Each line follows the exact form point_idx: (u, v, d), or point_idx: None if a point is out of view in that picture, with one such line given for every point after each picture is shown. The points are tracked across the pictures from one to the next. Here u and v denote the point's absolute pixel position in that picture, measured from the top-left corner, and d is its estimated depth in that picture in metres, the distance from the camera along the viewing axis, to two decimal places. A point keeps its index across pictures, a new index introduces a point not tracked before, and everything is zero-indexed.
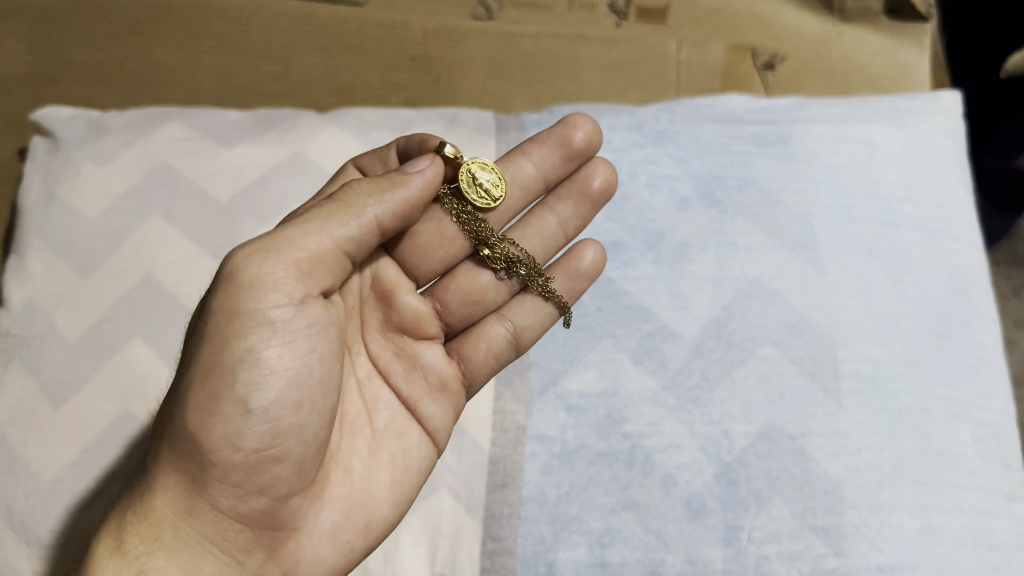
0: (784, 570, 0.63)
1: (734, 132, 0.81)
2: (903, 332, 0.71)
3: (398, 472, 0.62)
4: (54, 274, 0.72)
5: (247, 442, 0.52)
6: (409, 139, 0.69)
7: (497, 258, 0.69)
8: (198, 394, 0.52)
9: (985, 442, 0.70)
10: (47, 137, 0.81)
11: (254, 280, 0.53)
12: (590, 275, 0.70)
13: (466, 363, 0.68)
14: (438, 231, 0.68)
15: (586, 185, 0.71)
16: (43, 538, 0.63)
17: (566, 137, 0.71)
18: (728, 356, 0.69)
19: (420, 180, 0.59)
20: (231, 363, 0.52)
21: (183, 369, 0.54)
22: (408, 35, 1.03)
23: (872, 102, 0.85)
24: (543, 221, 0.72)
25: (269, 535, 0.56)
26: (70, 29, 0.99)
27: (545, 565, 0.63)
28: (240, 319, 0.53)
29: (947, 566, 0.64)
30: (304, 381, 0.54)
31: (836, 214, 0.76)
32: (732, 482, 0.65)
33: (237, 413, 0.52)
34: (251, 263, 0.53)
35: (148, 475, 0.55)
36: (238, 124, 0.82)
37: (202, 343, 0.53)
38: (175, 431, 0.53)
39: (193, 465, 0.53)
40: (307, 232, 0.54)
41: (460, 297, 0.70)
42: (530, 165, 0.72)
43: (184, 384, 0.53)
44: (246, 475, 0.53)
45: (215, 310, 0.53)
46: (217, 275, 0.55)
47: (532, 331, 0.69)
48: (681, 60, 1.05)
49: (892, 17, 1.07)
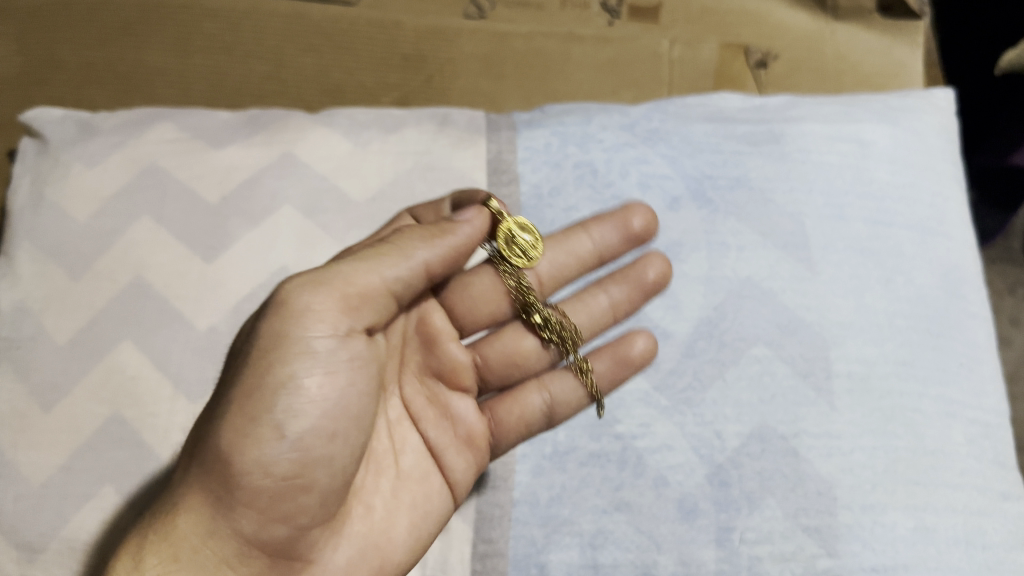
0: (776, 570, 0.63)
1: (726, 131, 0.80)
2: (896, 332, 0.71)
3: (417, 516, 0.64)
4: (43, 277, 0.72)
5: (276, 469, 0.54)
6: (460, 190, 0.70)
7: (545, 326, 0.73)
8: (236, 415, 0.54)
9: (978, 441, 0.69)
10: (36, 139, 0.81)
11: (304, 309, 0.55)
12: (636, 364, 0.69)
13: (497, 422, 0.70)
14: (492, 287, 0.72)
15: (641, 274, 0.73)
16: (32, 542, 0.62)
17: (626, 220, 0.74)
18: (719, 356, 0.69)
19: (467, 232, 0.62)
20: (272, 387, 0.55)
21: (222, 391, 0.56)
22: (399, 34, 1.02)
23: (864, 101, 0.85)
24: (595, 299, 0.76)
25: (285, 564, 0.57)
26: (60, 30, 0.98)
27: (536, 567, 0.62)
28: (285, 346, 0.55)
29: (940, 566, 0.64)
30: (341, 414, 0.57)
31: (829, 213, 0.75)
32: (724, 483, 0.65)
33: (272, 437, 0.54)
34: (303, 292, 0.56)
35: (173, 493, 0.55)
36: (228, 124, 0.81)
37: (246, 366, 0.55)
38: (208, 450, 0.54)
39: (220, 486, 0.54)
40: (358, 269, 0.57)
41: (501, 357, 0.74)
42: (592, 243, 0.76)
43: (222, 404, 0.55)
44: (271, 501, 0.55)
45: (263, 333, 0.56)
46: (267, 300, 0.57)
47: (567, 408, 0.69)
48: (674, 59, 1.04)
49: (886, 15, 1.06)
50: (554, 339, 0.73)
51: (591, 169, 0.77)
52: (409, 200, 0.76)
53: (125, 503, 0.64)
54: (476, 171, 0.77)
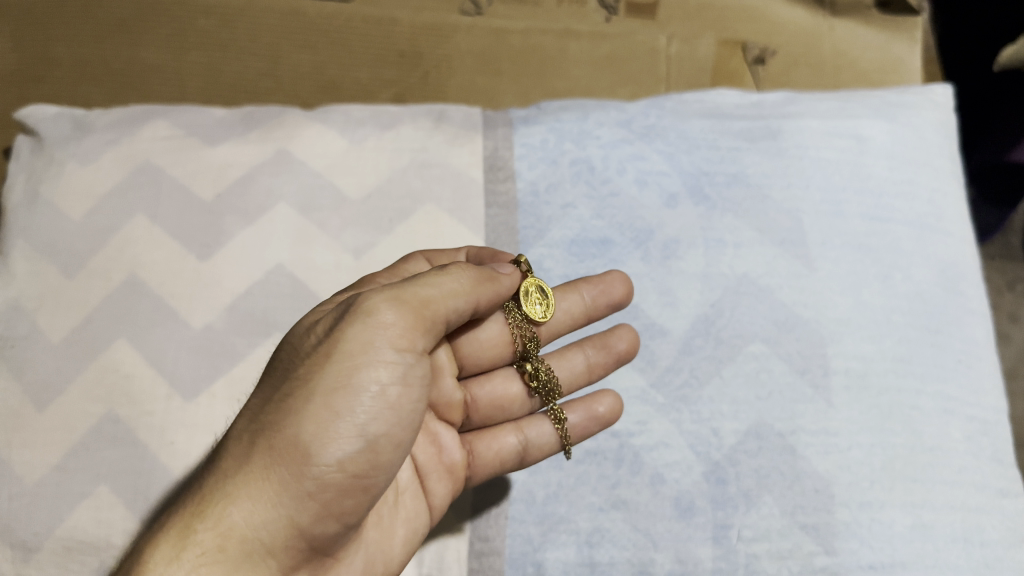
0: (773, 568, 0.63)
1: (723, 127, 0.80)
2: (893, 328, 0.71)
3: (415, 529, 0.62)
4: (38, 275, 0.71)
5: (344, 472, 0.52)
6: (480, 248, 0.68)
7: (533, 376, 0.68)
8: (315, 413, 0.51)
9: (976, 438, 0.69)
10: (31, 137, 0.80)
11: (389, 322, 0.53)
12: (603, 421, 0.65)
13: (474, 456, 0.66)
14: (496, 332, 0.69)
15: (613, 342, 0.68)
16: (26, 541, 0.62)
17: (609, 289, 0.68)
18: (716, 354, 0.69)
19: (512, 281, 0.62)
20: (353, 393, 0.52)
21: (292, 383, 0.53)
22: (396, 31, 1.01)
23: (862, 96, 0.84)
24: (572, 356, 0.69)
25: (317, 559, 0.56)
26: (55, 27, 0.98)
27: (533, 565, 0.62)
28: (369, 353, 0.52)
29: (938, 564, 0.63)
30: (411, 424, 0.55)
31: (826, 209, 0.75)
32: (721, 481, 0.64)
33: (347, 441, 0.52)
34: (390, 304, 0.53)
35: (223, 480, 0.52)
36: (223, 121, 0.81)
37: (325, 364, 0.52)
38: (280, 441, 0.51)
39: (286, 478, 0.51)
40: (437, 292, 0.55)
41: (490, 398, 0.69)
42: (582, 301, 0.68)
43: (295, 398, 0.52)
44: (335, 497, 0.53)
45: (347, 337, 0.52)
46: (348, 303, 0.54)
47: (542, 450, 0.66)
48: (671, 55, 1.04)
49: (883, 11, 1.06)
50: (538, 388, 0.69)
51: (587, 165, 0.76)
52: (405, 196, 0.75)
53: (119, 501, 0.63)
54: (472, 169, 0.77)
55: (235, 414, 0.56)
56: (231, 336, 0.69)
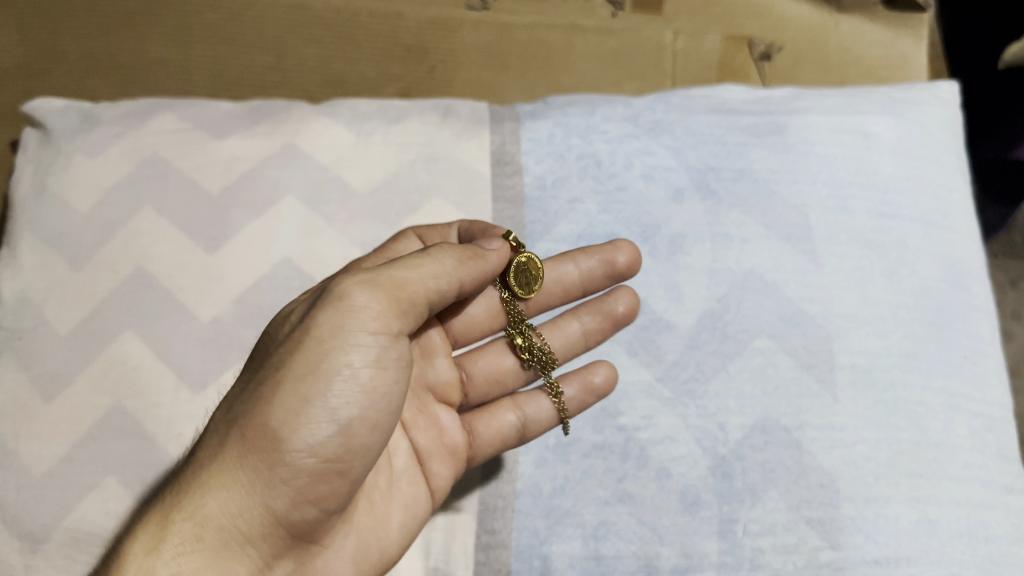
0: (779, 562, 0.63)
1: (730, 122, 0.80)
2: (899, 325, 0.71)
3: (410, 514, 0.62)
4: (44, 267, 0.72)
5: (319, 456, 0.52)
6: (472, 222, 0.68)
7: (526, 349, 0.69)
8: (286, 399, 0.51)
9: (981, 434, 0.69)
10: (39, 129, 0.81)
11: (359, 305, 0.53)
12: (600, 392, 0.67)
13: (474, 435, 0.66)
14: (486, 307, 0.70)
15: (611, 305, 0.70)
16: (34, 533, 0.62)
17: (611, 259, 0.69)
18: (723, 348, 0.69)
19: (498, 256, 0.61)
20: (324, 377, 0.52)
21: (267, 371, 0.53)
22: (401, 25, 1.01)
23: (869, 93, 0.84)
24: (567, 325, 0.71)
25: (301, 547, 0.55)
26: (61, 21, 0.98)
27: (539, 558, 0.62)
28: (340, 337, 0.52)
29: (943, 560, 0.64)
30: (386, 406, 0.54)
31: (832, 205, 0.75)
32: (727, 475, 0.65)
33: (319, 425, 0.51)
34: (360, 288, 0.53)
35: (200, 470, 0.53)
36: (230, 114, 0.81)
37: (297, 351, 0.52)
38: (251, 431, 0.52)
39: (260, 466, 0.51)
40: (411, 273, 0.55)
41: (486, 374, 0.70)
42: (577, 269, 0.69)
43: (269, 385, 0.52)
44: (310, 483, 0.52)
45: (318, 324, 0.53)
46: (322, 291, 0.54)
47: (541, 425, 0.66)
48: (678, 51, 1.03)
49: (890, 7, 1.06)
50: (533, 361, 0.70)
51: (594, 160, 0.76)
52: (412, 190, 0.76)
53: (129, 493, 0.63)
54: (479, 163, 0.77)
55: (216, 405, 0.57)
56: (238, 328, 0.69)
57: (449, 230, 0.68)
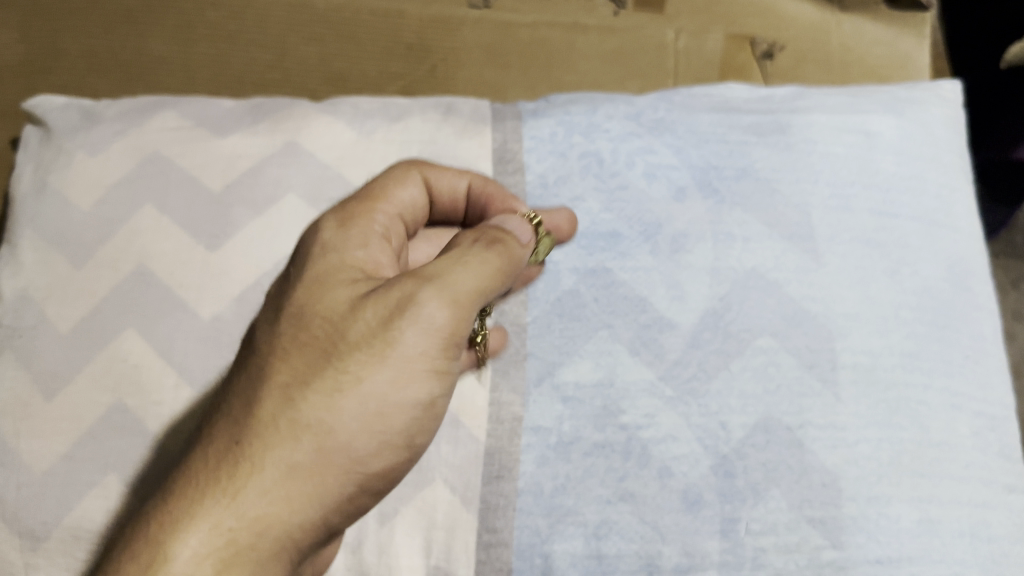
0: (780, 562, 0.63)
1: (732, 121, 0.80)
2: (901, 324, 0.71)
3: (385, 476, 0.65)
4: (45, 265, 0.72)
5: (388, 475, 0.54)
6: (484, 181, 0.71)
7: None
8: (367, 420, 0.52)
9: (983, 433, 0.69)
10: (41, 127, 0.81)
11: (449, 330, 0.54)
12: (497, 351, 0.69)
13: None
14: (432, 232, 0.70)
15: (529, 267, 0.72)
16: (35, 530, 0.62)
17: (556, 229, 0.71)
18: (725, 347, 0.69)
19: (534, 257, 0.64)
20: (408, 402, 0.53)
21: (342, 384, 0.52)
22: (403, 23, 1.01)
23: (871, 92, 0.84)
24: None
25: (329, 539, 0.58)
26: (63, 19, 0.98)
27: (541, 557, 0.62)
28: (426, 362, 0.53)
29: (944, 559, 0.64)
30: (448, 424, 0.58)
31: (834, 204, 0.75)
32: (728, 474, 0.65)
33: (395, 448, 0.54)
34: (449, 311, 0.54)
35: (261, 483, 0.50)
36: (231, 112, 0.81)
37: (381, 370, 0.53)
38: (328, 451, 0.51)
39: (332, 486, 0.52)
40: (488, 294, 0.56)
41: None
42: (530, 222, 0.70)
43: (348, 403, 0.52)
44: (372, 498, 0.55)
45: (404, 344, 0.53)
46: (406, 304, 0.54)
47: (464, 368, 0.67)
48: (680, 50, 1.03)
49: (892, 7, 1.06)
50: None
51: (596, 158, 0.76)
52: None
53: (129, 491, 0.63)
54: (480, 161, 0.78)
55: (256, 399, 0.53)
56: (239, 326, 0.69)
57: (459, 186, 0.70)
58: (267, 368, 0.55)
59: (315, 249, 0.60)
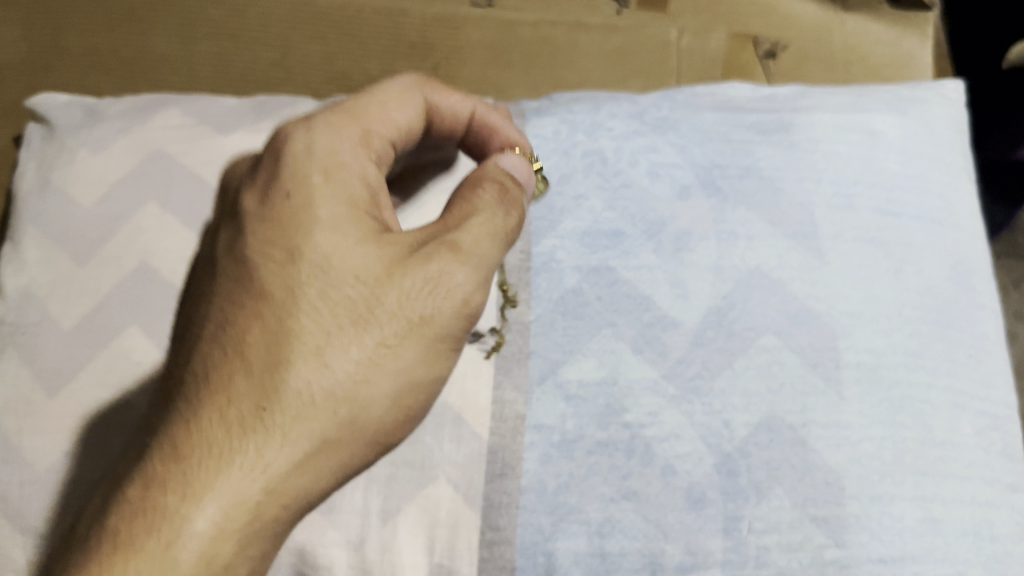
0: (784, 561, 0.63)
1: (735, 120, 0.80)
2: (904, 323, 0.71)
3: None
4: (48, 262, 0.72)
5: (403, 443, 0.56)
6: (483, 112, 0.72)
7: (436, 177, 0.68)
8: (395, 396, 0.53)
9: (986, 433, 0.69)
10: (44, 124, 0.81)
11: (475, 306, 0.55)
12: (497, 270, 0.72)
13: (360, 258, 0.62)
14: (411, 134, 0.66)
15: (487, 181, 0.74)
16: (37, 527, 0.62)
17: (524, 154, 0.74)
18: (728, 346, 0.69)
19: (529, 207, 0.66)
20: (434, 379, 0.54)
21: (373, 357, 0.52)
22: (406, 22, 1.01)
23: (873, 91, 0.84)
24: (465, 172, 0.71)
25: None
26: (66, 16, 0.98)
27: (544, 555, 0.62)
28: (454, 339, 0.55)
29: (948, 558, 0.64)
30: None
31: (838, 203, 0.75)
32: (731, 473, 0.65)
33: (415, 421, 0.55)
34: (478, 289, 0.55)
35: (287, 457, 0.50)
36: (235, 110, 0.81)
37: (413, 348, 0.53)
38: (356, 425, 0.52)
39: (356, 459, 0.53)
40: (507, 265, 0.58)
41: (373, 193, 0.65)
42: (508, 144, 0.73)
43: (378, 379, 0.52)
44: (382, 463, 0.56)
45: (435, 321, 0.53)
46: (439, 279, 0.54)
47: None
48: (682, 49, 1.03)
49: (894, 6, 1.06)
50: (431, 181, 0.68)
51: (600, 157, 0.76)
52: (417, 185, 0.74)
53: None
54: None
55: (282, 363, 0.51)
56: None
57: (463, 112, 0.70)
58: (292, 328, 0.52)
59: (321, 182, 0.56)
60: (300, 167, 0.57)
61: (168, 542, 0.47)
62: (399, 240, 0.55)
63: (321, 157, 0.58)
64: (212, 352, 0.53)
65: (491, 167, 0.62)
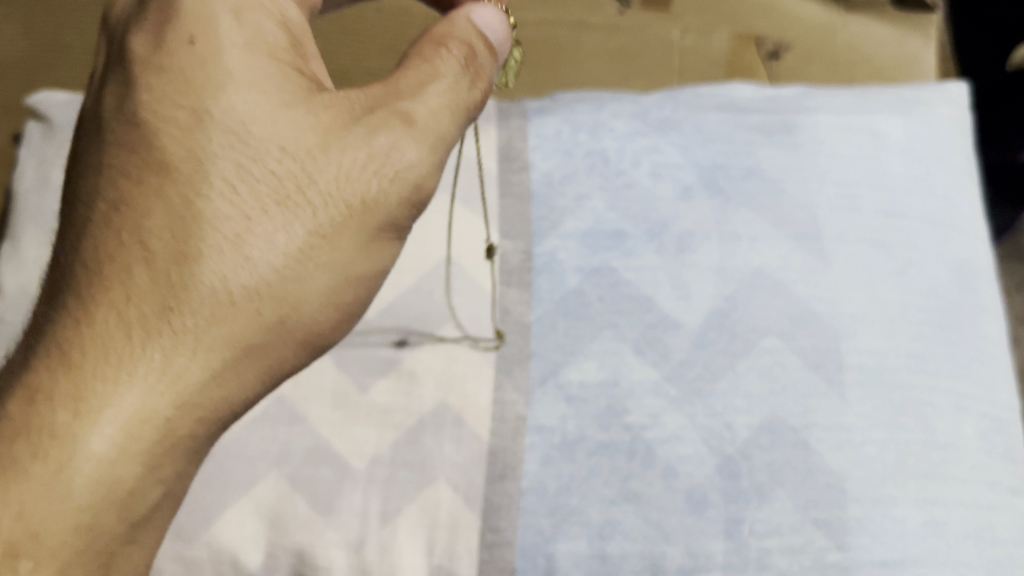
0: (785, 562, 0.62)
1: (738, 121, 0.80)
2: (907, 325, 0.70)
3: None
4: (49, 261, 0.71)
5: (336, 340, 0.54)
6: None
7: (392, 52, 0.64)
8: (326, 289, 0.51)
9: (989, 435, 0.69)
10: (43, 123, 0.81)
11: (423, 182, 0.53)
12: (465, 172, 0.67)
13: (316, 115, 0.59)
14: None
15: None
16: None
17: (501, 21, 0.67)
18: (730, 347, 0.68)
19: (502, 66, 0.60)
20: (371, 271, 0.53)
21: (303, 249, 0.49)
22: (408, 22, 1.02)
23: (876, 92, 0.84)
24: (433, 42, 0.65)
25: None
26: (68, 14, 0.98)
27: (544, 557, 0.62)
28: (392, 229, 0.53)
29: (950, 561, 0.63)
30: None
31: (841, 205, 0.74)
32: (733, 475, 0.64)
33: (350, 317, 0.53)
34: (427, 166, 0.52)
35: (204, 360, 0.47)
36: None
37: (347, 242, 0.51)
38: (284, 321, 0.49)
39: (283, 357, 0.50)
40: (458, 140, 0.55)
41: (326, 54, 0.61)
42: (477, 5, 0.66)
43: (308, 270, 0.50)
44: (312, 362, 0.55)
45: (370, 211, 0.51)
46: (383, 157, 0.51)
47: None
48: (684, 49, 1.03)
49: (899, 8, 1.05)
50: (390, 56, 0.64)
51: (602, 157, 0.76)
52: None
53: None
54: (486, 159, 0.77)
55: (193, 255, 0.47)
56: None
57: None
58: (203, 213, 0.48)
59: (236, 34, 0.52)
60: (208, 18, 0.52)
61: (67, 460, 0.44)
62: (337, 107, 0.52)
63: (233, 10, 0.53)
64: (105, 242, 0.48)
65: (459, 22, 0.57)
